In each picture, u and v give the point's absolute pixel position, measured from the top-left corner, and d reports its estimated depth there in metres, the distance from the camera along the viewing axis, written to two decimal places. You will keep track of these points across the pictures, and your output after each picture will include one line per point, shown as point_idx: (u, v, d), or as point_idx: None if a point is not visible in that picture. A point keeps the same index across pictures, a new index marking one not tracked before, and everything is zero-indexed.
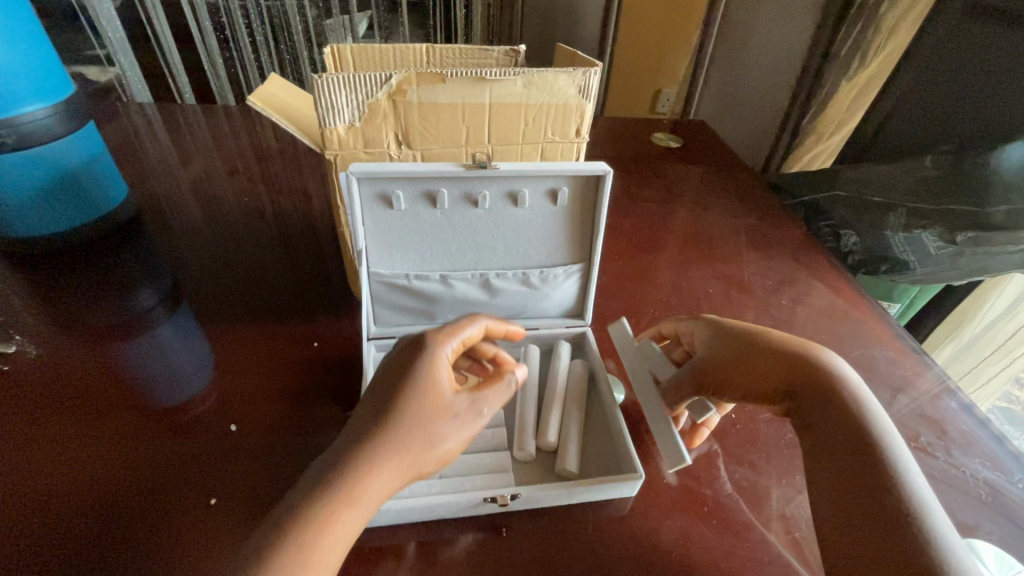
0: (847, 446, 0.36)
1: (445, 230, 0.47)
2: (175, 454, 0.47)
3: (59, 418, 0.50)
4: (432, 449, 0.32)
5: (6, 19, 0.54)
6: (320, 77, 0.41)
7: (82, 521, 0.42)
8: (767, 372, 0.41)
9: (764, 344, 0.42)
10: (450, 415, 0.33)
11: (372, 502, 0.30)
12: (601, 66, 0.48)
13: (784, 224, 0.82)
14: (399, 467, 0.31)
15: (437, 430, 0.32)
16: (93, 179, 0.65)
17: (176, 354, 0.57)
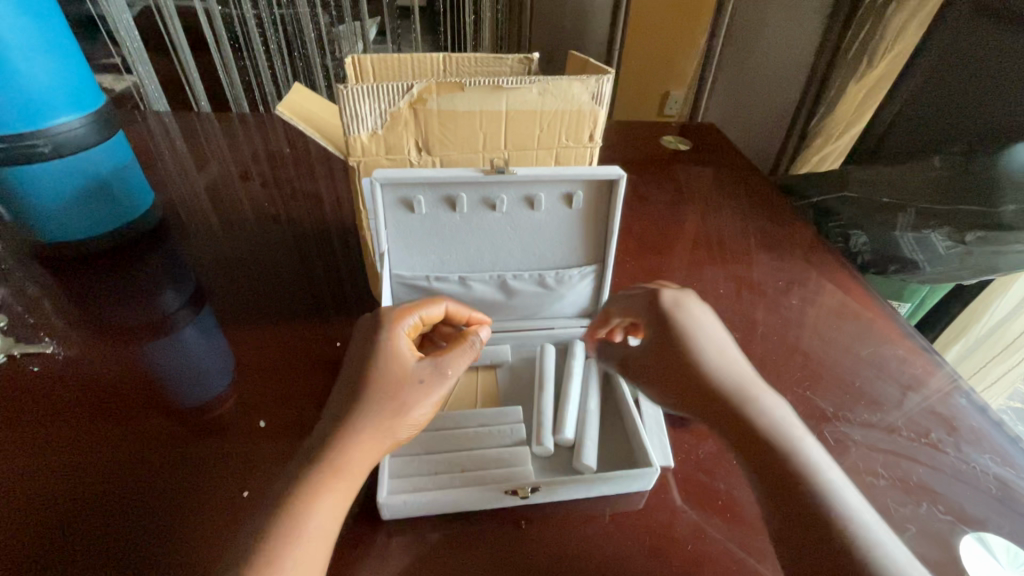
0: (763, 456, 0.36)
1: (464, 233, 0.48)
2: (203, 451, 0.49)
3: (93, 418, 0.52)
4: (405, 411, 0.38)
5: (44, 33, 0.57)
6: (345, 87, 0.42)
7: (121, 516, 0.44)
8: (692, 380, 0.41)
9: (689, 351, 0.42)
10: (414, 381, 0.39)
11: (359, 467, 0.36)
12: (613, 73, 0.50)
13: (793, 225, 0.83)
14: (374, 434, 0.37)
15: (405, 395, 0.39)
16: (123, 186, 0.67)
17: (201, 355, 0.59)
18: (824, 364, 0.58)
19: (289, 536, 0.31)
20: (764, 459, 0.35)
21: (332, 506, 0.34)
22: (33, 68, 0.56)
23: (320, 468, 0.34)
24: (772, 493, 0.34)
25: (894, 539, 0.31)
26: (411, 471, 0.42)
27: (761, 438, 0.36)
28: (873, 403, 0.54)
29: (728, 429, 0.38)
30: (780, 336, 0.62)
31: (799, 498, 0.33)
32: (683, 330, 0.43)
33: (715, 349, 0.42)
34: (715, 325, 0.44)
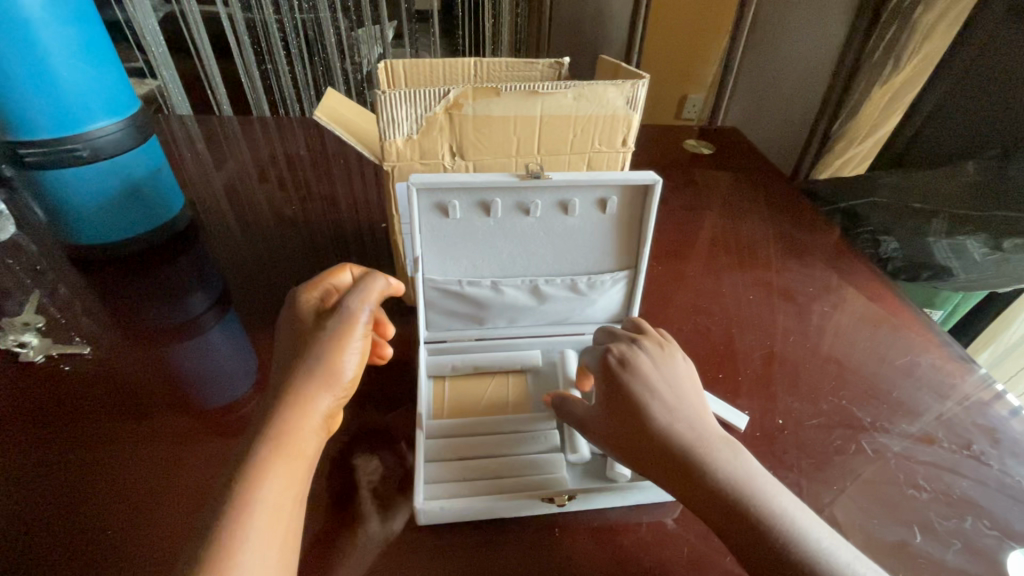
0: (737, 524, 0.33)
1: (497, 237, 0.48)
2: (226, 455, 0.49)
3: (121, 420, 0.52)
4: (313, 363, 0.37)
5: (84, 39, 0.58)
6: (383, 93, 0.43)
7: (154, 518, 0.44)
8: (643, 446, 0.38)
9: (640, 416, 0.38)
10: (314, 336, 0.38)
11: (280, 430, 0.34)
12: (647, 77, 0.49)
13: (821, 230, 0.82)
14: (292, 400, 0.35)
15: (309, 353, 0.37)
16: (156, 190, 0.68)
17: (226, 358, 0.60)
18: (859, 373, 0.57)
19: (237, 517, 0.30)
20: (738, 529, 0.33)
21: (279, 476, 0.32)
22: (73, 74, 0.57)
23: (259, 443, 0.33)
24: (758, 566, 0.32)
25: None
26: (446, 477, 0.42)
27: (733, 507, 0.34)
28: (912, 414, 0.53)
29: (694, 497, 0.35)
30: (812, 344, 0.61)
31: (784, 569, 0.32)
32: (632, 390, 0.39)
33: (670, 408, 0.38)
34: (668, 376, 0.40)
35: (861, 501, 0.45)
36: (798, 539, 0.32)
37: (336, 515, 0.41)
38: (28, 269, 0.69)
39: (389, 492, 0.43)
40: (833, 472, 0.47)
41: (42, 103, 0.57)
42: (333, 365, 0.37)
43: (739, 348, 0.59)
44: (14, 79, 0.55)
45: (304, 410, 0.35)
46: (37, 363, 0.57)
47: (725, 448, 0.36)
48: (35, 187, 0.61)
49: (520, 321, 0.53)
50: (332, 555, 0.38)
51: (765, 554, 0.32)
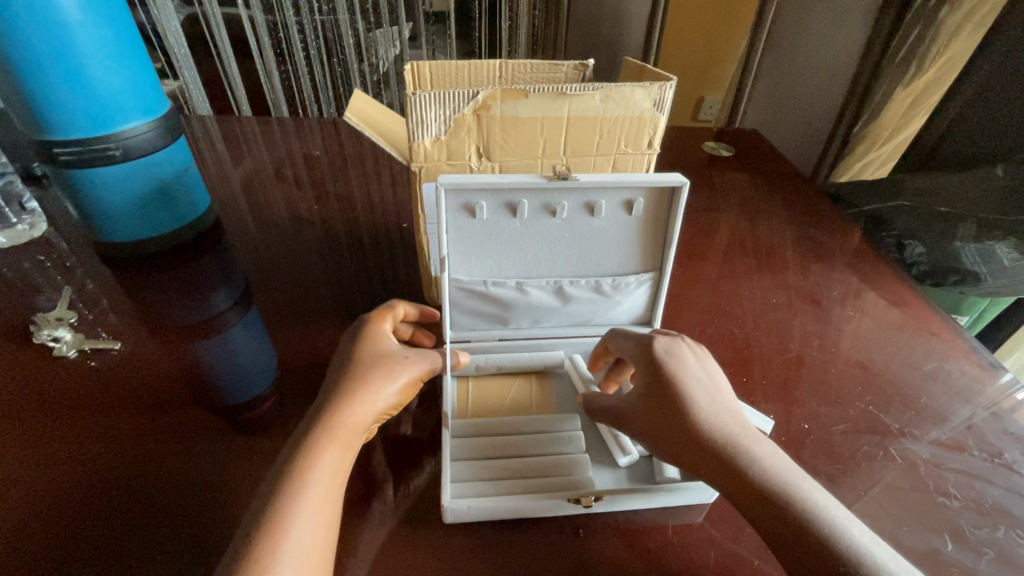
0: (772, 513, 0.34)
1: (523, 238, 0.49)
2: (247, 452, 0.50)
3: (143, 422, 0.52)
4: (387, 378, 0.43)
5: (117, 40, 0.59)
6: (413, 94, 0.43)
7: (181, 518, 0.44)
8: (681, 434, 0.39)
9: (681, 405, 0.40)
10: (391, 357, 0.45)
11: (346, 425, 0.40)
12: (675, 78, 0.49)
13: (844, 234, 0.81)
14: (359, 401, 0.41)
15: (383, 366, 0.44)
16: (184, 189, 0.70)
17: (246, 356, 0.60)
18: (886, 378, 0.56)
19: (294, 487, 0.35)
20: (773, 518, 0.34)
21: (332, 459, 0.38)
22: (106, 74, 0.59)
23: (319, 425, 0.39)
24: (795, 552, 0.33)
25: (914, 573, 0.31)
26: (472, 475, 0.43)
27: (769, 496, 0.35)
28: (941, 421, 0.52)
29: (730, 484, 0.36)
30: (837, 348, 0.60)
31: (818, 551, 0.32)
32: (673, 379, 0.41)
33: (710, 402, 0.40)
34: (709, 372, 0.42)
35: (891, 507, 0.44)
36: (832, 529, 0.33)
37: (363, 512, 0.41)
38: (58, 266, 0.70)
39: (415, 490, 0.43)
40: (861, 478, 0.46)
41: (77, 103, 0.58)
42: (394, 386, 0.44)
43: (762, 352, 0.59)
44: (51, 79, 0.56)
45: (364, 414, 0.41)
46: (70, 358, 0.58)
47: (758, 444, 0.38)
48: (68, 186, 0.63)
49: (543, 322, 0.54)
50: (360, 551, 0.39)
51: (802, 542, 0.33)
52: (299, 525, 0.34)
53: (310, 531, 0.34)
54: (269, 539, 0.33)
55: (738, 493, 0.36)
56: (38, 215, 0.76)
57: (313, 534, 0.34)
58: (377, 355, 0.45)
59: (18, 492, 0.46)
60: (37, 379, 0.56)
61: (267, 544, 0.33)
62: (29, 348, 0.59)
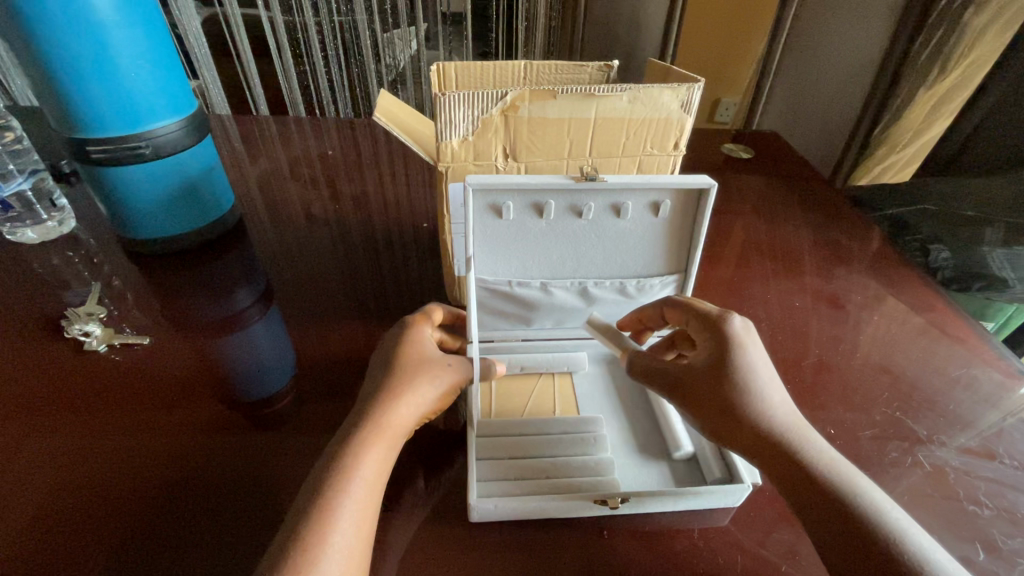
0: (825, 501, 0.35)
1: (549, 238, 0.49)
2: (266, 448, 0.50)
3: (166, 422, 0.52)
4: (431, 380, 0.44)
5: (148, 40, 0.60)
6: (442, 95, 0.43)
7: (209, 517, 0.44)
8: (737, 414, 0.40)
9: (751, 390, 0.40)
10: (434, 360, 0.46)
11: (393, 427, 0.41)
12: (702, 79, 0.49)
13: (867, 237, 0.80)
14: (406, 402, 0.42)
15: (428, 368, 0.44)
16: (209, 187, 0.71)
17: (267, 352, 0.61)
18: (913, 385, 0.56)
19: (341, 486, 0.36)
20: (825, 505, 0.35)
21: (377, 459, 0.39)
22: (137, 74, 0.60)
23: (365, 426, 0.40)
24: (842, 537, 0.34)
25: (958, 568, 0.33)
26: (499, 475, 0.43)
27: (824, 485, 0.36)
28: (972, 429, 0.51)
29: (780, 466, 0.38)
30: (863, 354, 0.59)
31: (867, 536, 0.33)
32: (743, 364, 0.41)
33: (773, 392, 0.41)
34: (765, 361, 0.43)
35: (921, 515, 0.44)
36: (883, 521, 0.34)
37: (390, 510, 0.41)
38: (86, 262, 0.71)
39: (440, 489, 0.43)
40: (889, 486, 0.46)
41: (110, 103, 0.59)
42: (434, 391, 0.44)
43: (786, 356, 0.59)
44: (86, 80, 0.57)
45: (407, 417, 0.42)
46: (99, 353, 0.59)
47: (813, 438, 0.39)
48: (98, 184, 0.64)
49: (566, 322, 0.56)
50: (389, 549, 0.39)
51: (850, 529, 0.34)
52: (344, 525, 0.35)
53: (354, 531, 0.35)
54: (317, 538, 0.34)
55: (795, 478, 0.37)
56: (66, 212, 0.77)
57: (357, 534, 0.35)
58: (420, 357, 0.45)
59: (47, 493, 0.46)
60: (66, 373, 0.57)
61: (315, 543, 0.33)
62: (60, 343, 0.60)
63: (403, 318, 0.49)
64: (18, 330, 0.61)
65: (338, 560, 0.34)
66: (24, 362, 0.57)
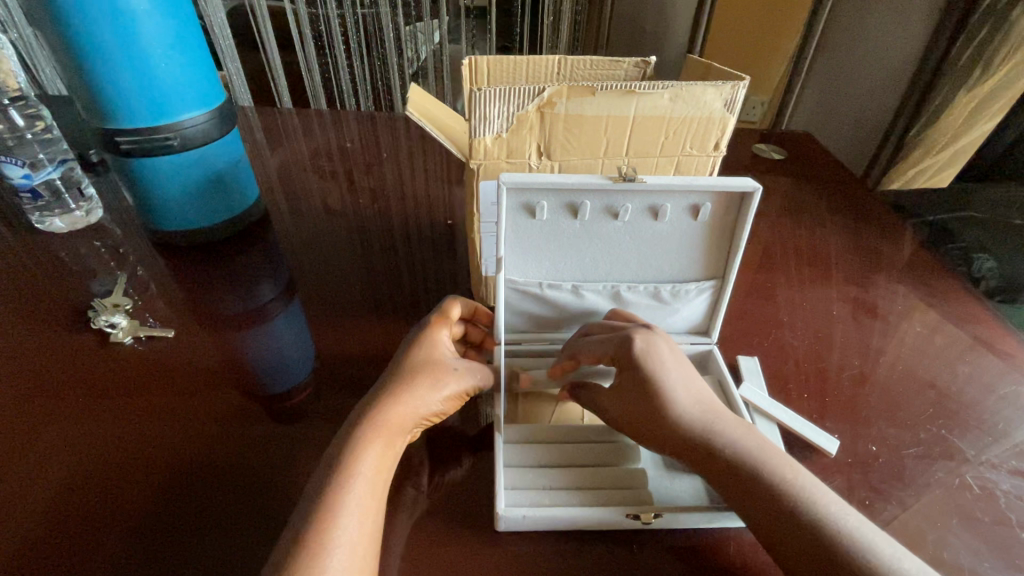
0: (749, 493, 0.37)
1: (582, 240, 0.48)
2: (281, 439, 0.50)
3: (188, 413, 0.52)
4: (438, 384, 0.43)
5: (178, 31, 0.59)
6: (477, 90, 0.42)
7: (232, 511, 0.44)
8: (661, 427, 0.42)
9: (659, 402, 0.42)
10: (446, 363, 0.45)
11: (393, 425, 0.40)
12: (746, 78, 0.47)
13: (906, 243, 0.77)
14: (410, 403, 0.41)
15: (438, 371, 0.44)
16: (235, 179, 0.70)
17: (288, 345, 0.60)
18: (958, 401, 0.53)
19: (342, 483, 0.36)
20: (768, 512, 0.36)
21: (375, 455, 0.38)
22: (168, 65, 0.59)
23: (367, 420, 0.39)
24: (789, 539, 0.35)
25: (888, 542, 0.35)
26: (527, 482, 0.42)
27: (746, 478, 0.38)
28: (1022, 451, 0.49)
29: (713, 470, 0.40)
30: (904, 367, 0.57)
31: (811, 539, 0.35)
32: (651, 378, 0.42)
33: (683, 390, 0.43)
34: (675, 362, 0.44)
35: (969, 540, 0.42)
36: (803, 502, 0.36)
37: (421, 516, 0.41)
38: (112, 252, 0.72)
39: (468, 494, 0.42)
40: (934, 507, 0.44)
41: (139, 92, 0.59)
42: (441, 396, 0.43)
43: (822, 366, 0.56)
44: (116, 68, 0.57)
45: (407, 417, 0.41)
46: (124, 346, 0.59)
47: (728, 427, 0.41)
48: (127, 174, 0.64)
49: None
50: (419, 555, 0.38)
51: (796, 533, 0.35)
52: (348, 521, 0.34)
53: (357, 528, 0.34)
54: (315, 536, 0.33)
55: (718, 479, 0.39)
56: (94, 202, 0.78)
57: (360, 531, 0.35)
58: (430, 359, 0.45)
59: (64, 479, 0.46)
60: (91, 363, 0.57)
61: (316, 540, 0.33)
62: (87, 332, 0.60)
63: (422, 320, 0.49)
64: (46, 319, 0.61)
65: (341, 557, 0.33)
66: (52, 350, 0.58)
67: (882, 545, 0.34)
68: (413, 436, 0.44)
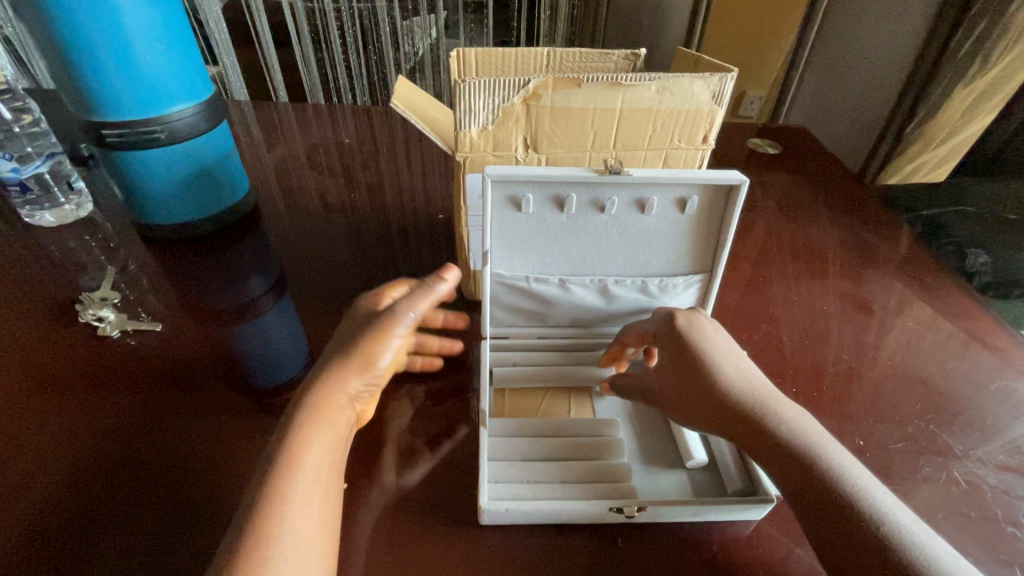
0: (804, 479, 0.36)
1: (569, 233, 0.48)
2: (263, 433, 0.50)
3: (176, 405, 0.52)
4: (360, 348, 0.41)
5: (164, 24, 0.59)
6: (462, 81, 0.42)
7: (223, 500, 0.44)
8: (709, 402, 0.41)
9: (708, 372, 0.41)
10: (370, 324, 0.42)
11: (320, 400, 0.38)
12: (735, 69, 0.46)
13: (901, 238, 0.77)
14: (334, 376, 0.39)
15: (360, 336, 0.41)
16: (224, 172, 0.70)
17: (278, 339, 0.60)
18: (949, 396, 0.53)
19: (281, 471, 0.34)
20: (815, 491, 0.35)
21: (308, 437, 0.36)
22: (155, 58, 0.59)
23: (298, 404, 0.38)
24: (830, 520, 0.34)
25: (939, 539, 0.33)
26: (510, 476, 0.42)
27: (800, 460, 0.37)
28: (1012, 447, 0.49)
29: (758, 448, 0.39)
30: (896, 363, 0.57)
31: (856, 520, 0.33)
32: (699, 355, 0.42)
33: (732, 363, 0.42)
34: (723, 340, 0.44)
35: (955, 535, 0.42)
36: (852, 483, 0.35)
37: (405, 512, 0.41)
38: (103, 246, 0.72)
39: (452, 489, 0.42)
40: (921, 502, 0.44)
41: (126, 84, 0.58)
42: (367, 356, 0.41)
43: (813, 362, 0.56)
44: (101, 59, 0.56)
45: (339, 391, 0.39)
46: (112, 338, 0.59)
47: (781, 404, 0.40)
48: (114, 167, 0.63)
49: (584, 319, 0.55)
50: (401, 552, 0.38)
51: (839, 516, 0.34)
52: (293, 512, 0.33)
53: (304, 518, 0.34)
54: (257, 526, 0.32)
55: (768, 459, 0.38)
56: (84, 196, 0.77)
57: (307, 520, 0.34)
58: (355, 328, 0.43)
59: (44, 467, 0.46)
60: (81, 356, 0.56)
61: (261, 531, 0.32)
62: (76, 326, 0.60)
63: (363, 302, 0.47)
64: (35, 313, 0.61)
65: (289, 549, 0.32)
66: (41, 344, 0.58)
67: (927, 531, 0.33)
68: (363, 410, 0.42)
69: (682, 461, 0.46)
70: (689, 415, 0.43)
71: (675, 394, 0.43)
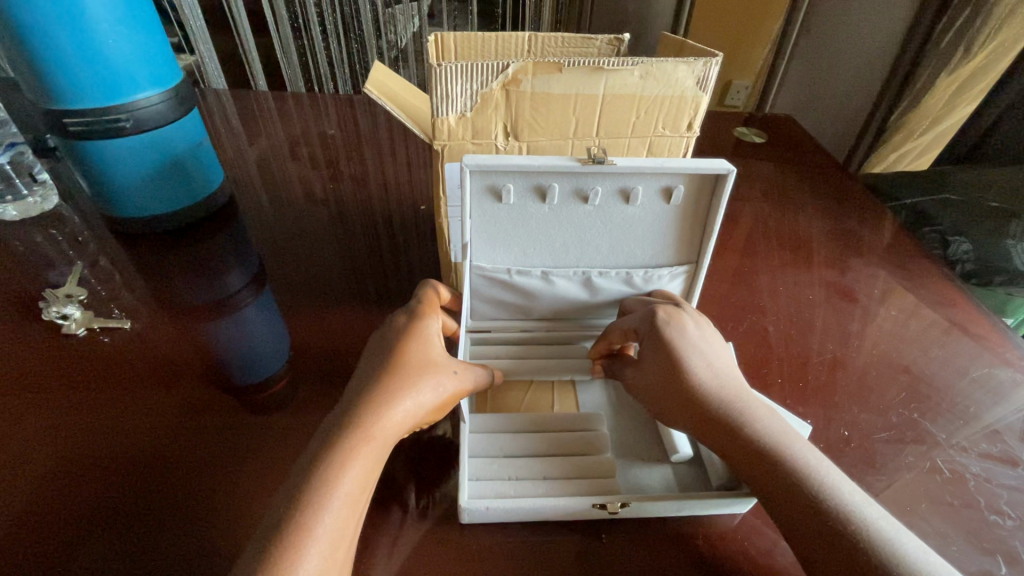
0: (776, 477, 0.35)
1: (552, 224, 0.47)
2: (247, 429, 0.48)
3: (156, 406, 0.50)
4: (437, 393, 0.40)
5: (127, 6, 0.56)
6: (438, 66, 0.40)
7: (210, 499, 0.43)
8: (687, 398, 0.41)
9: (685, 369, 0.41)
10: (447, 369, 0.42)
11: (386, 436, 0.37)
12: (721, 54, 0.45)
13: (886, 226, 0.77)
14: (408, 412, 0.38)
15: (437, 376, 0.40)
16: (196, 162, 0.67)
17: (258, 334, 0.58)
18: (931, 384, 0.53)
19: (319, 501, 0.32)
20: (788, 488, 0.34)
21: (362, 469, 0.35)
22: (117, 42, 0.56)
23: (354, 429, 0.36)
24: (800, 517, 0.33)
25: (909, 535, 0.33)
26: (491, 473, 0.41)
27: (771, 456, 0.36)
28: (992, 433, 0.49)
29: (729, 447, 0.38)
30: (879, 352, 0.56)
31: (824, 517, 0.33)
32: (677, 351, 0.42)
33: (708, 363, 0.42)
34: (705, 340, 0.44)
35: (939, 524, 0.42)
36: (823, 482, 0.35)
37: (383, 513, 0.39)
38: (71, 240, 0.69)
39: (433, 488, 0.41)
40: (904, 492, 0.44)
41: (88, 70, 0.56)
42: (436, 402, 0.40)
43: (799, 352, 0.56)
44: (60, 44, 0.54)
45: (405, 424, 0.38)
46: (79, 337, 0.56)
47: (758, 405, 0.40)
48: (77, 158, 0.61)
49: (568, 311, 0.54)
50: (378, 554, 0.37)
51: (809, 514, 0.33)
52: (324, 544, 0.31)
53: (329, 549, 0.31)
54: (288, 558, 0.30)
55: (741, 457, 0.37)
56: (49, 187, 0.74)
57: (336, 551, 0.32)
58: (430, 359, 0.41)
59: (21, 475, 0.44)
60: (47, 355, 0.54)
61: (292, 562, 0.30)
62: (40, 325, 0.57)
63: (416, 308, 0.45)
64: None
65: None
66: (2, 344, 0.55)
67: (905, 533, 0.33)
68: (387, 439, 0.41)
69: (666, 454, 0.45)
70: (669, 412, 0.42)
71: (655, 392, 0.43)
